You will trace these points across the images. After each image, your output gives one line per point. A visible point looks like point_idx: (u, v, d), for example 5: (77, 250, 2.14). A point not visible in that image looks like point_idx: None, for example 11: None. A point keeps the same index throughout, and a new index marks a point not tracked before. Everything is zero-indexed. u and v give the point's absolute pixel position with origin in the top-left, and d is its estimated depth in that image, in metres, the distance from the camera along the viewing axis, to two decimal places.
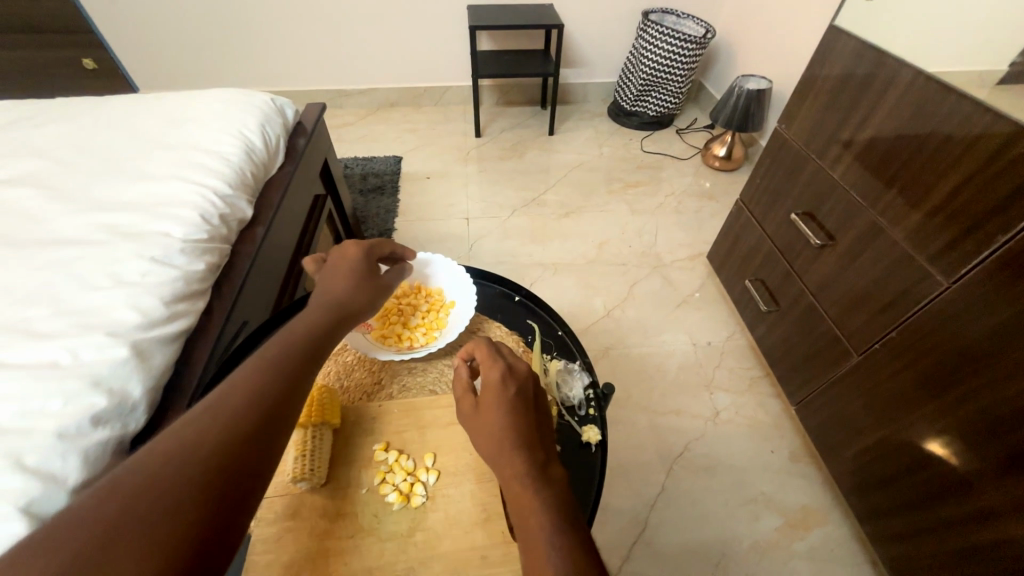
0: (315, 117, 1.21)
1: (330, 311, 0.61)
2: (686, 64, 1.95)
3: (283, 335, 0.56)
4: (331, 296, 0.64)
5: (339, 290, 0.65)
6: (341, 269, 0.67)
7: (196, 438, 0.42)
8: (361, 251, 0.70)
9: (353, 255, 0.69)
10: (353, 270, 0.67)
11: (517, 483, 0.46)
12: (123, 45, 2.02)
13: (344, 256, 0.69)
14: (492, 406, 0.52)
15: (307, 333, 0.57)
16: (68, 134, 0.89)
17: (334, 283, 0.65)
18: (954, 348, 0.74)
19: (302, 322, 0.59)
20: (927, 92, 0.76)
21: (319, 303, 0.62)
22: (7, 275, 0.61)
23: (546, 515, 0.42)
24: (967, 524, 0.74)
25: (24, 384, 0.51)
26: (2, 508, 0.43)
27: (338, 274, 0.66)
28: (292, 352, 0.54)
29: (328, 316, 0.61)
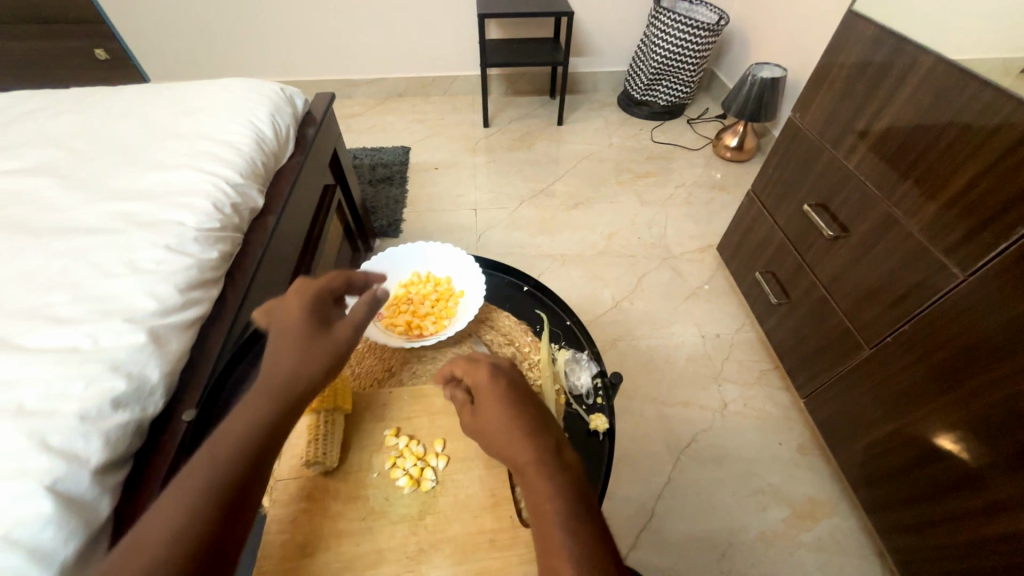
0: (324, 106, 1.21)
1: (277, 397, 0.48)
2: (698, 52, 1.92)
3: (215, 437, 0.44)
4: (276, 374, 0.49)
5: (284, 363, 0.50)
6: (283, 332, 0.53)
7: (164, 536, 0.37)
8: (304, 301, 0.55)
9: (296, 308, 0.55)
10: (298, 330, 0.53)
11: (529, 471, 0.46)
12: (134, 36, 2.03)
13: (287, 309, 0.55)
14: (489, 407, 0.52)
15: (250, 427, 0.45)
16: (84, 124, 0.90)
17: (276, 354, 0.51)
18: (968, 341, 0.72)
19: (241, 416, 0.46)
20: (949, 78, 0.74)
21: (263, 388, 0.48)
22: (28, 262, 0.63)
23: (560, 502, 0.43)
24: (979, 518, 0.74)
25: (48, 369, 0.52)
26: (29, 486, 0.44)
27: (280, 339, 0.52)
28: (235, 456, 0.42)
29: (276, 400, 0.47)
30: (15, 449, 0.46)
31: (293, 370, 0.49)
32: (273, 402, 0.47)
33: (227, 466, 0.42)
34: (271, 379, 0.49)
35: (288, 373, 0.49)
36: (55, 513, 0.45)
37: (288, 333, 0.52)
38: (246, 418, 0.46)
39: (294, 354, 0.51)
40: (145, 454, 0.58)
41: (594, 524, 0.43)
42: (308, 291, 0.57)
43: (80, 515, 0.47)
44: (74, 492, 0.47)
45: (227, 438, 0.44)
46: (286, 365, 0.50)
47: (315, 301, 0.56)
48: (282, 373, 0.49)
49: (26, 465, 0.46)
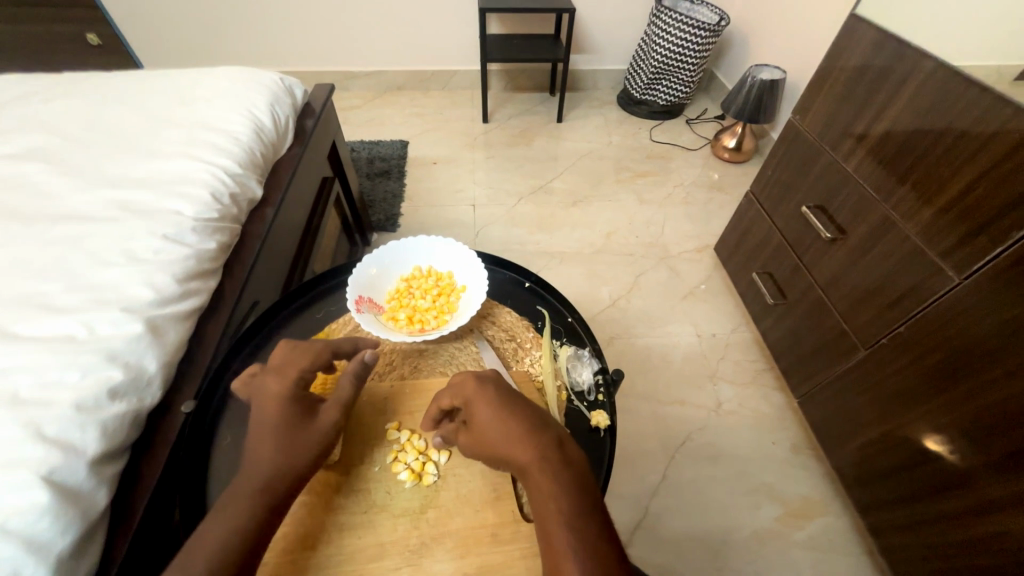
0: (323, 97, 1.19)
1: (259, 496, 0.48)
2: (698, 52, 1.92)
3: (193, 545, 0.44)
4: (259, 470, 0.49)
5: (266, 457, 0.50)
6: (264, 423, 0.53)
7: None
8: (286, 387, 0.55)
9: (277, 396, 0.55)
10: (280, 421, 0.53)
11: (532, 474, 0.47)
12: (127, 20, 1.99)
13: (267, 396, 0.55)
14: (483, 419, 0.51)
15: (231, 531, 0.45)
16: (78, 110, 0.88)
17: (256, 449, 0.51)
18: (961, 344, 0.74)
19: (219, 519, 0.46)
20: (948, 83, 0.75)
21: (244, 489, 0.48)
22: (21, 249, 0.61)
23: (565, 505, 0.44)
24: (968, 518, 0.75)
25: (43, 358, 0.51)
26: (23, 476, 0.44)
27: (259, 432, 0.52)
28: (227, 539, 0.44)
29: (258, 498, 0.48)
30: (9, 438, 0.45)
31: (276, 467, 0.50)
32: (253, 503, 0.47)
33: (219, 551, 0.44)
34: (251, 475, 0.49)
35: (270, 469, 0.49)
36: (51, 503, 0.44)
37: (269, 424, 0.52)
38: (226, 520, 0.46)
39: (276, 449, 0.51)
40: (143, 445, 0.57)
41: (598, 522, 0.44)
42: (289, 375, 0.56)
43: (78, 505, 0.46)
44: (71, 482, 0.46)
45: (205, 543, 0.44)
46: (267, 460, 0.50)
47: (296, 389, 0.56)
48: (263, 470, 0.49)
49: (21, 454, 0.45)
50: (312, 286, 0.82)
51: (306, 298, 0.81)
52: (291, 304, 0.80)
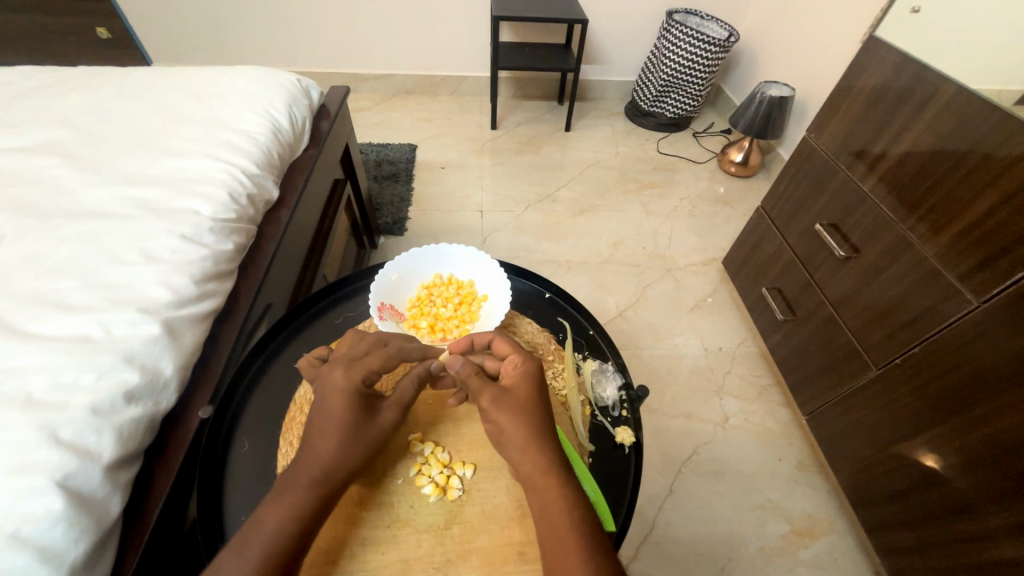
0: (339, 100, 1.19)
1: (314, 487, 0.48)
2: (708, 66, 1.93)
3: (249, 531, 0.44)
4: (318, 460, 0.49)
5: (325, 450, 0.50)
6: (329, 413, 0.52)
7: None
8: (354, 382, 0.54)
9: (344, 389, 0.53)
10: (346, 417, 0.52)
11: (545, 470, 0.50)
12: (136, 15, 1.99)
13: (333, 389, 0.53)
14: (524, 393, 0.55)
15: (285, 518, 0.45)
16: (93, 104, 0.87)
17: (316, 438, 0.51)
18: (977, 368, 0.74)
19: (275, 507, 0.46)
20: (969, 109, 0.76)
21: (301, 481, 0.48)
22: (35, 244, 0.60)
23: (574, 504, 0.47)
24: (975, 543, 0.75)
25: (58, 359, 0.50)
26: (37, 482, 0.42)
27: (320, 423, 0.51)
28: (281, 529, 0.44)
29: (312, 492, 0.48)
30: (21, 442, 0.44)
31: (334, 462, 0.50)
32: (308, 493, 0.47)
33: (276, 540, 0.44)
34: (306, 464, 0.49)
35: (327, 462, 0.50)
36: (66, 510, 0.43)
37: (334, 417, 0.52)
38: (283, 507, 0.46)
39: (337, 443, 0.51)
40: (157, 450, 0.56)
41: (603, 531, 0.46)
42: (359, 371, 0.55)
43: (91, 513, 0.45)
44: (85, 489, 0.45)
45: (261, 530, 0.44)
46: (326, 452, 0.50)
47: (362, 386, 0.55)
48: (323, 460, 0.49)
49: (34, 459, 0.43)
50: (327, 292, 0.82)
51: (321, 304, 0.80)
52: (309, 309, 0.79)
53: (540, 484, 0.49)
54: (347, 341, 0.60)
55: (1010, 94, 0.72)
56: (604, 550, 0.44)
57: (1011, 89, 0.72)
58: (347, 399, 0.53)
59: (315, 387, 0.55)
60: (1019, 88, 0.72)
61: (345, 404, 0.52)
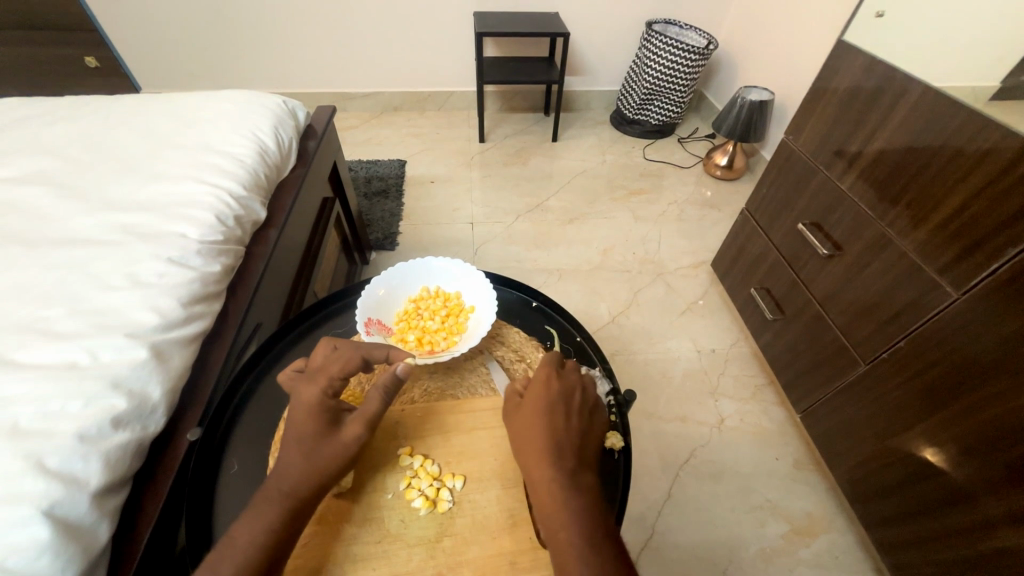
0: (325, 119, 1.20)
1: (283, 500, 0.49)
2: (689, 74, 1.98)
3: (224, 546, 0.46)
4: (286, 475, 0.50)
5: (292, 462, 0.51)
6: (294, 427, 0.53)
7: None
8: (317, 394, 0.55)
9: (307, 403, 0.55)
10: (309, 430, 0.53)
11: (546, 490, 0.49)
12: (125, 43, 2.01)
13: (299, 404, 0.55)
14: (536, 400, 0.57)
15: (259, 531, 0.47)
16: (82, 132, 0.88)
17: (285, 456, 0.52)
18: (962, 359, 0.75)
19: (249, 521, 0.47)
20: (937, 107, 0.78)
21: (272, 495, 0.49)
22: (20, 273, 0.60)
23: (574, 531, 0.46)
24: (974, 533, 0.75)
25: (46, 387, 0.50)
26: (23, 511, 0.42)
27: (289, 440, 0.53)
28: (252, 541, 0.46)
29: (285, 506, 0.49)
30: (7, 471, 0.44)
31: (300, 474, 0.50)
32: (279, 505, 0.49)
33: (247, 552, 0.45)
34: (276, 478, 0.51)
35: (296, 477, 0.50)
36: (53, 540, 0.43)
37: (300, 433, 0.53)
38: (255, 521, 0.47)
39: (302, 457, 0.51)
40: (145, 475, 0.56)
41: (610, 554, 0.45)
42: (319, 382, 0.57)
43: (78, 541, 0.45)
44: (72, 517, 0.45)
45: (233, 546, 0.46)
46: (293, 467, 0.51)
47: (325, 398, 0.56)
48: (290, 474, 0.50)
49: (20, 489, 0.43)
50: (315, 309, 0.82)
51: (311, 321, 0.81)
52: (296, 328, 0.79)
53: (539, 497, 0.50)
54: (321, 348, 0.61)
55: (989, 92, 0.74)
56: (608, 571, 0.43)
57: (991, 88, 0.75)
58: (308, 412, 0.54)
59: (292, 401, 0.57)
60: (999, 86, 0.74)
61: (306, 416, 0.54)
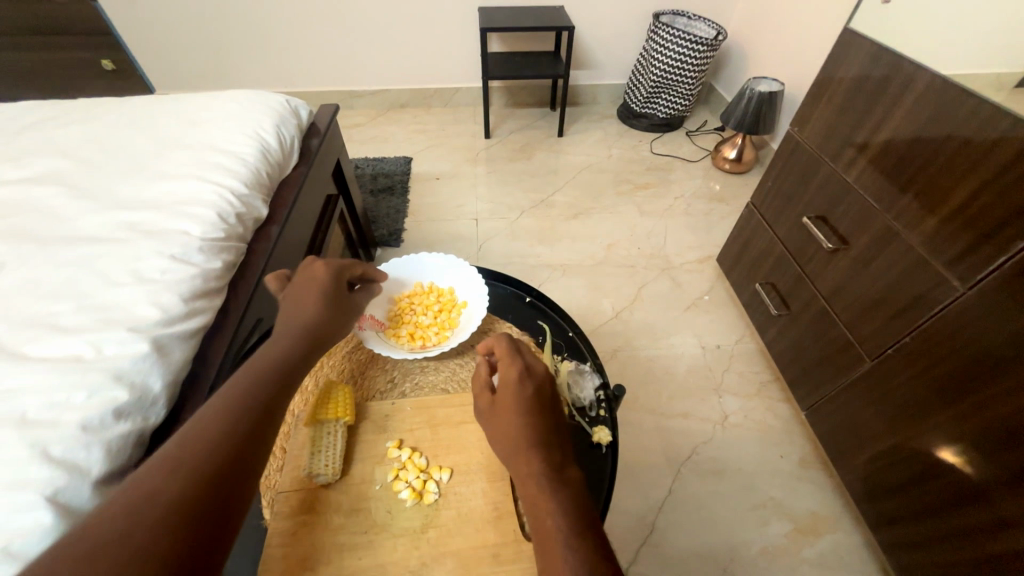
0: (328, 117, 1.22)
1: (299, 338, 0.59)
2: (697, 66, 1.94)
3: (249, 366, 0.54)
4: (302, 321, 0.61)
5: (308, 313, 0.62)
6: (309, 290, 0.64)
7: (219, 418, 0.46)
8: (330, 270, 0.67)
9: (322, 274, 0.66)
10: (321, 289, 0.65)
11: (534, 483, 0.49)
12: (140, 46, 2.06)
13: (313, 274, 0.66)
14: (509, 399, 0.56)
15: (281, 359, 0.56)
16: (91, 133, 0.91)
17: (302, 308, 0.62)
18: (971, 354, 0.73)
19: (272, 349, 0.57)
20: (945, 95, 0.76)
21: (287, 331, 0.60)
22: (30, 269, 0.63)
23: (562, 516, 0.45)
24: (982, 532, 0.73)
25: (52, 378, 0.52)
26: (27, 497, 0.44)
27: (306, 300, 0.63)
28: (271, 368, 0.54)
29: (299, 342, 0.59)
30: (14, 459, 0.46)
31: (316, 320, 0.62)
32: (297, 341, 0.59)
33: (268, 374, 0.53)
34: (292, 324, 0.61)
35: (310, 324, 0.61)
36: (56, 525, 0.45)
37: (313, 293, 0.64)
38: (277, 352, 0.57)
39: (317, 308, 0.63)
40: None
41: (599, 540, 0.44)
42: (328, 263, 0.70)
43: None
44: (75, 504, 0.47)
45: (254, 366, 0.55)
46: (309, 317, 0.62)
47: (336, 274, 0.68)
48: (307, 321, 0.61)
49: (26, 476, 0.45)
50: None
51: None
52: None
53: (530, 498, 0.48)
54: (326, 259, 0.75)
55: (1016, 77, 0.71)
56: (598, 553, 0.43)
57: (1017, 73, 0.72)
58: (321, 280, 0.65)
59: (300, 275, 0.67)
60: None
61: (320, 282, 0.65)
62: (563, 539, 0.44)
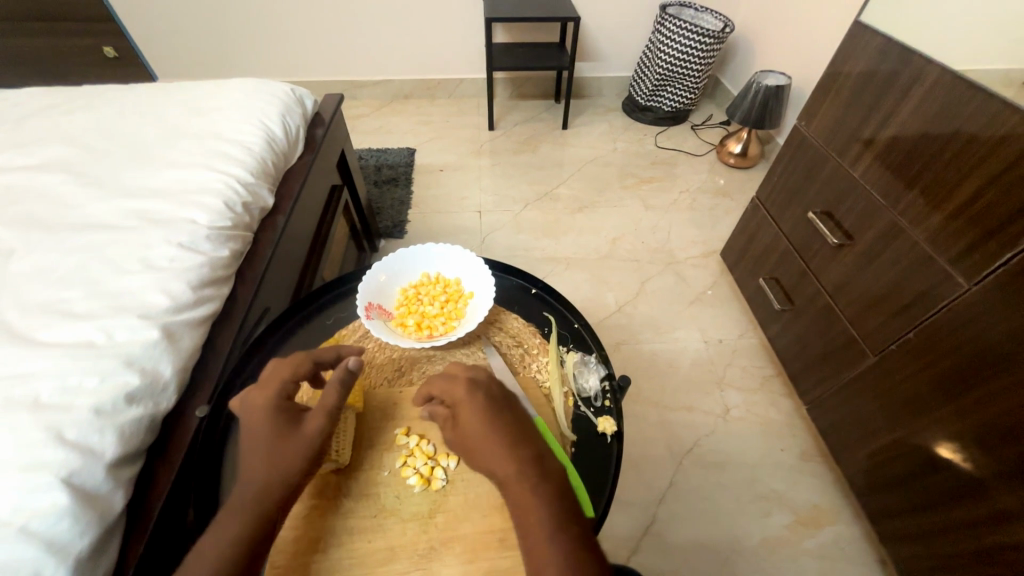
0: (333, 106, 1.22)
1: (249, 511, 0.49)
2: (704, 59, 1.93)
3: (192, 563, 0.46)
4: (252, 482, 0.51)
5: (256, 471, 0.51)
6: (252, 433, 0.54)
7: None
8: (269, 402, 0.55)
9: (261, 407, 0.55)
10: (269, 432, 0.53)
11: (514, 487, 0.50)
12: (142, 33, 2.04)
13: (252, 409, 0.55)
14: (468, 420, 0.55)
15: (233, 538, 0.47)
16: (97, 121, 0.91)
17: (248, 464, 0.52)
18: (973, 350, 0.73)
19: (217, 534, 0.48)
20: (954, 90, 0.75)
21: (237, 502, 0.50)
22: (41, 255, 0.63)
23: (545, 516, 0.48)
24: (981, 526, 0.74)
25: (64, 364, 0.53)
26: (43, 479, 0.45)
27: (249, 448, 0.53)
28: (220, 560, 0.46)
29: (249, 513, 0.49)
30: (30, 441, 0.47)
31: (267, 480, 0.51)
32: (247, 516, 0.49)
33: (219, 567, 0.46)
34: (240, 492, 0.50)
35: (261, 482, 0.51)
36: (71, 506, 0.46)
37: (256, 436, 0.53)
38: (224, 533, 0.48)
39: (264, 462, 0.52)
40: (157, 450, 0.58)
41: (580, 528, 0.48)
42: (271, 387, 0.57)
43: (95, 507, 0.48)
44: (90, 485, 0.48)
45: (206, 561, 0.46)
46: (257, 475, 0.51)
47: (279, 401, 0.56)
48: (257, 480, 0.51)
49: (41, 458, 0.46)
50: (320, 293, 0.83)
51: (313, 307, 0.82)
52: (300, 312, 0.81)
53: (511, 496, 0.50)
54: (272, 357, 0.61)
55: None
56: (581, 546, 0.47)
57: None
58: (262, 421, 0.54)
59: (243, 409, 0.56)
60: None
61: (260, 428, 0.53)
62: (548, 539, 0.47)
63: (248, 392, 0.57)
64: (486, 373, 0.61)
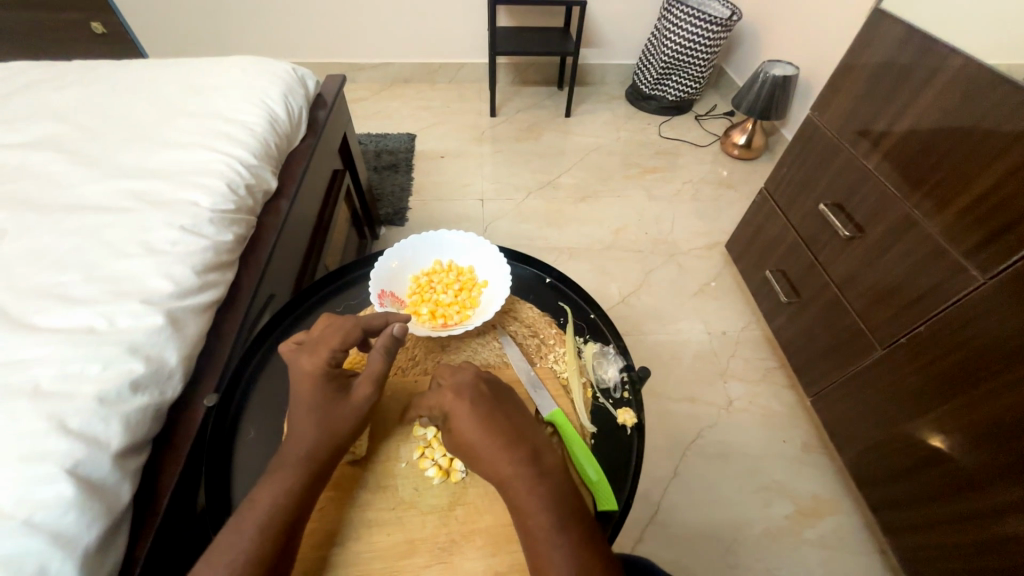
0: (336, 88, 1.18)
1: (302, 465, 0.51)
2: (710, 47, 1.90)
3: (244, 510, 0.48)
4: (302, 441, 0.52)
5: (305, 430, 0.53)
6: (299, 398, 0.55)
7: None
8: (319, 366, 0.56)
9: (309, 374, 0.56)
10: (319, 396, 0.55)
11: (514, 489, 0.50)
12: (130, 8, 1.97)
13: (301, 374, 0.56)
14: (460, 425, 0.53)
15: (279, 493, 0.49)
16: (90, 97, 0.87)
17: (297, 425, 0.53)
18: (983, 345, 0.73)
19: (268, 486, 0.50)
20: (975, 81, 0.74)
21: (286, 460, 0.51)
22: (37, 237, 0.61)
23: (547, 516, 0.48)
24: (984, 518, 0.75)
25: (64, 351, 0.50)
26: (47, 470, 0.43)
27: (298, 410, 0.54)
28: (271, 511, 0.48)
29: (299, 468, 0.51)
30: (30, 431, 0.44)
31: (316, 439, 0.53)
32: (298, 471, 0.51)
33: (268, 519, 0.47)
34: (291, 448, 0.52)
35: (310, 442, 0.52)
36: (76, 497, 0.44)
37: (305, 401, 0.54)
38: (273, 487, 0.50)
39: (315, 423, 0.53)
40: (163, 440, 0.57)
41: (585, 523, 0.49)
42: (321, 353, 0.57)
43: (102, 499, 0.46)
44: (96, 476, 0.46)
45: (255, 512, 0.48)
46: (307, 433, 0.53)
47: (327, 368, 0.56)
48: (306, 439, 0.52)
49: (43, 448, 0.44)
50: (328, 280, 0.80)
51: (321, 294, 0.79)
52: (309, 299, 0.78)
53: (513, 497, 0.50)
54: (322, 322, 0.61)
55: None
56: (585, 543, 0.47)
57: None
58: (312, 386, 0.55)
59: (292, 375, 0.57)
60: None
61: (310, 393, 0.54)
62: (551, 539, 0.47)
63: (294, 355, 0.58)
64: (472, 371, 0.58)
